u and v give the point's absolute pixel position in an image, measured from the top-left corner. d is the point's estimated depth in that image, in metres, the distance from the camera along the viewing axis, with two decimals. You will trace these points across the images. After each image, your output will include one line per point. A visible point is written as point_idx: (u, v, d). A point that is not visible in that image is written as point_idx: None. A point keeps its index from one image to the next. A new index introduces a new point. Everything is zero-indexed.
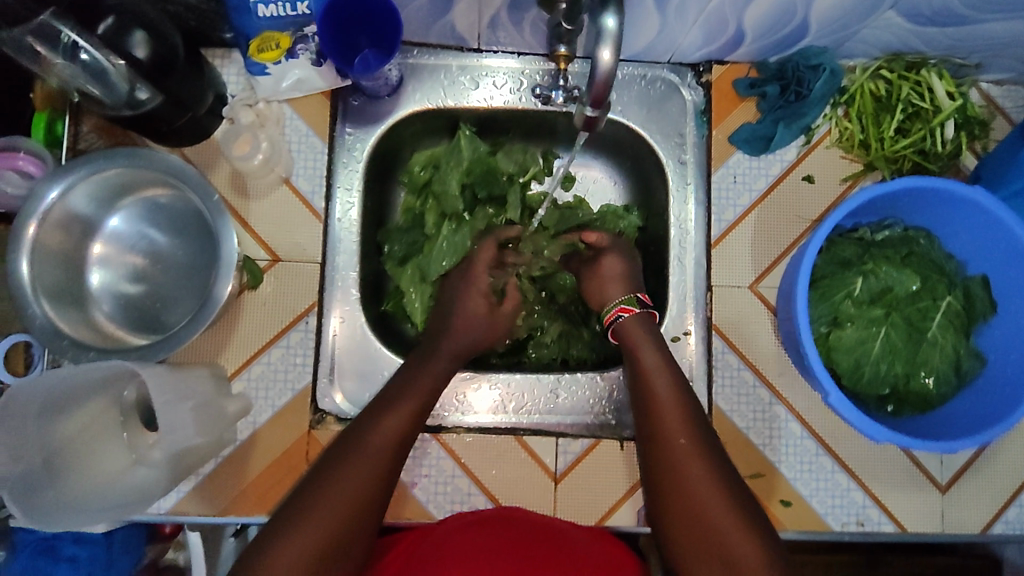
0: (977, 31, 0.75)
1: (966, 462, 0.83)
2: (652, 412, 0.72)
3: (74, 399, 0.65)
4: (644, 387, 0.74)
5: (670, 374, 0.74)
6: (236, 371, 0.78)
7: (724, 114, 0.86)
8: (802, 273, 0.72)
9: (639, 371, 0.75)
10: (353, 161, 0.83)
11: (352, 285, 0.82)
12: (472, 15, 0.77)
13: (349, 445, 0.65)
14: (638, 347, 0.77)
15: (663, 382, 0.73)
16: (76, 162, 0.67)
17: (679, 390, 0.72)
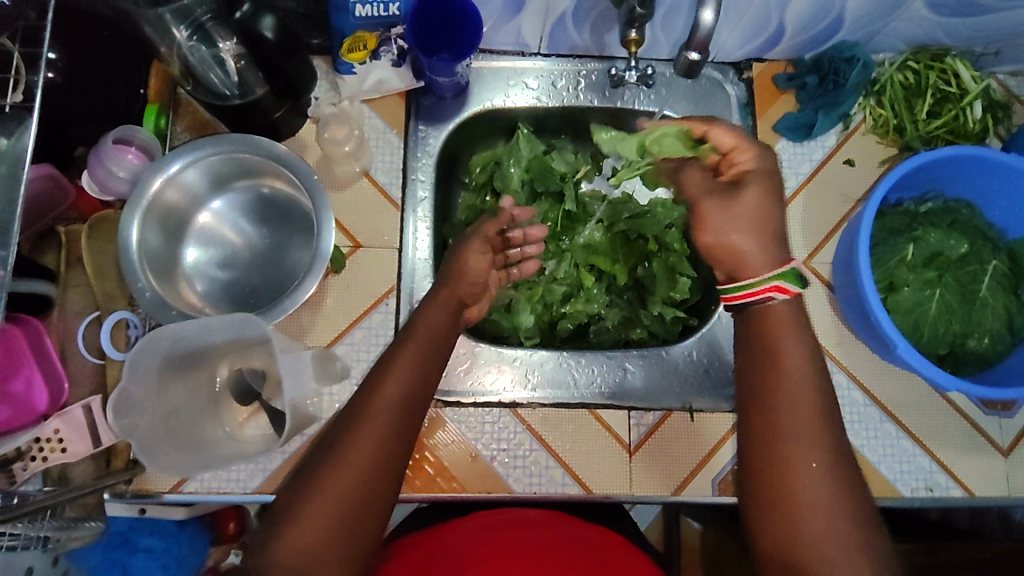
0: (993, 21, 0.83)
1: None
2: (775, 416, 0.57)
3: (193, 362, 0.70)
4: (769, 381, 0.59)
5: (806, 383, 0.58)
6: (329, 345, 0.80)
7: (766, 106, 0.93)
8: (863, 234, 0.77)
9: (772, 362, 0.59)
10: (428, 153, 0.88)
11: (422, 270, 0.83)
12: (538, 20, 0.85)
13: (348, 428, 0.60)
14: (777, 339, 0.60)
15: (802, 379, 0.58)
16: (185, 146, 0.72)
17: (819, 398, 0.58)
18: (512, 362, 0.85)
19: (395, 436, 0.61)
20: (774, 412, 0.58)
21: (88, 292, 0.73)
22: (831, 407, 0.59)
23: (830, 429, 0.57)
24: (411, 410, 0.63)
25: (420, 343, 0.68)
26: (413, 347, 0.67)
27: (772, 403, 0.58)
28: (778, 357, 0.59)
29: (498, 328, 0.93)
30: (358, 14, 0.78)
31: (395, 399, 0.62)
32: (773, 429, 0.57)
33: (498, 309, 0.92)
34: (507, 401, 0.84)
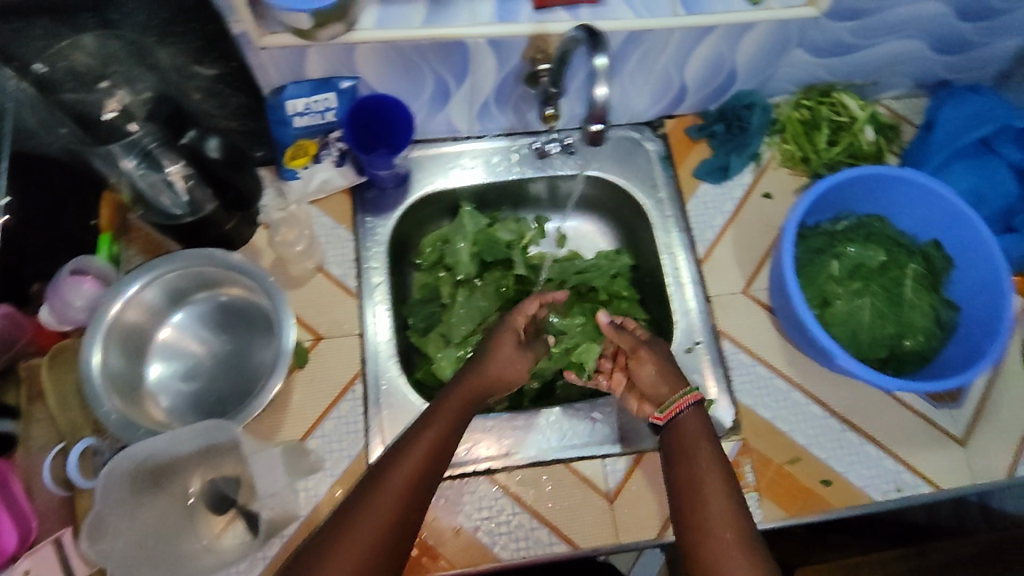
0: (866, 56, 0.95)
1: (972, 415, 0.90)
2: (695, 497, 0.67)
3: (168, 475, 0.71)
4: (686, 469, 0.70)
5: (716, 460, 0.69)
6: (306, 433, 0.80)
7: (683, 156, 1.02)
8: (788, 253, 0.83)
9: (691, 452, 0.71)
10: (378, 242, 0.92)
11: (387, 351, 0.86)
12: (465, 107, 0.92)
13: (349, 517, 0.61)
14: (690, 438, 0.73)
15: (708, 449, 0.71)
16: (140, 268, 0.75)
17: (725, 481, 0.68)
18: (499, 431, 0.87)
19: (402, 517, 0.61)
20: (692, 496, 0.67)
21: (52, 425, 0.73)
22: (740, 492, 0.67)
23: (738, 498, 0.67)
24: (418, 506, 0.63)
25: (434, 437, 0.68)
26: (426, 440, 0.67)
27: (693, 488, 0.68)
28: (690, 446, 0.72)
29: None
30: (297, 124, 0.84)
31: (406, 482, 0.63)
32: (696, 515, 0.66)
33: None
34: (506, 463, 0.85)
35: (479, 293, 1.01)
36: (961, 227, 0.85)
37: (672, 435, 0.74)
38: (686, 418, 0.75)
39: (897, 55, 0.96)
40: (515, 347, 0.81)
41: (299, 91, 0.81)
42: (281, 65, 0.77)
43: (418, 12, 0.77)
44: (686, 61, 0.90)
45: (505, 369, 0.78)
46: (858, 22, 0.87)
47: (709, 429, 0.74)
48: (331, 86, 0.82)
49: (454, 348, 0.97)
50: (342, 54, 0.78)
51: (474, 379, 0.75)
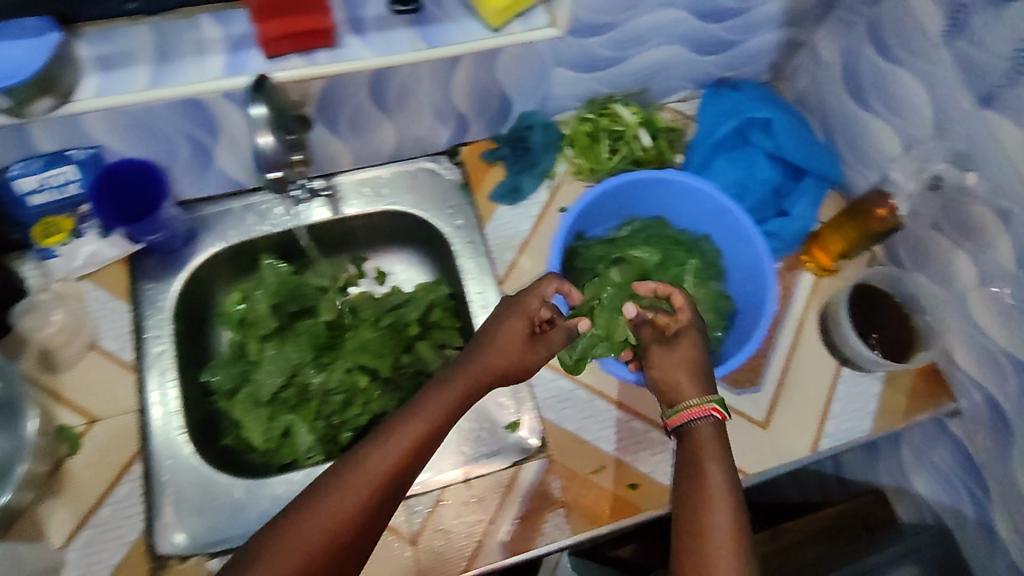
0: (630, 66, 0.97)
1: (772, 396, 0.94)
2: (700, 515, 0.66)
3: None
4: (696, 494, 0.67)
5: (729, 490, 0.67)
6: (76, 528, 0.79)
7: (480, 181, 1.02)
8: (553, 268, 0.85)
9: (698, 474, 0.68)
10: (160, 310, 0.91)
11: (175, 423, 0.86)
12: (235, 159, 0.89)
13: (315, 495, 0.66)
14: (705, 456, 0.70)
15: (717, 467, 0.69)
16: None
17: (733, 511, 0.66)
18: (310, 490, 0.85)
19: (383, 490, 0.67)
20: (698, 524, 0.65)
21: None
22: (746, 523, 0.66)
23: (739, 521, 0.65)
24: (390, 494, 0.67)
25: (420, 428, 0.70)
26: (413, 426, 0.70)
27: (700, 517, 0.65)
28: (701, 461, 0.70)
29: (280, 455, 0.95)
30: (34, 203, 0.81)
31: (394, 464, 0.67)
32: (701, 544, 0.64)
33: (274, 438, 0.95)
34: (481, 469, 0.87)
35: (292, 344, 0.99)
36: (724, 221, 0.89)
37: (688, 448, 0.72)
38: (699, 430, 0.72)
39: (664, 61, 0.99)
40: (525, 338, 0.77)
41: (28, 170, 0.78)
42: (4, 146, 0.75)
43: (141, 76, 0.75)
44: (449, 89, 0.90)
45: (518, 349, 0.77)
46: (606, 36, 0.89)
47: (723, 447, 0.71)
48: (67, 159, 0.79)
49: (265, 408, 0.96)
50: (68, 126, 0.74)
51: (474, 368, 0.75)
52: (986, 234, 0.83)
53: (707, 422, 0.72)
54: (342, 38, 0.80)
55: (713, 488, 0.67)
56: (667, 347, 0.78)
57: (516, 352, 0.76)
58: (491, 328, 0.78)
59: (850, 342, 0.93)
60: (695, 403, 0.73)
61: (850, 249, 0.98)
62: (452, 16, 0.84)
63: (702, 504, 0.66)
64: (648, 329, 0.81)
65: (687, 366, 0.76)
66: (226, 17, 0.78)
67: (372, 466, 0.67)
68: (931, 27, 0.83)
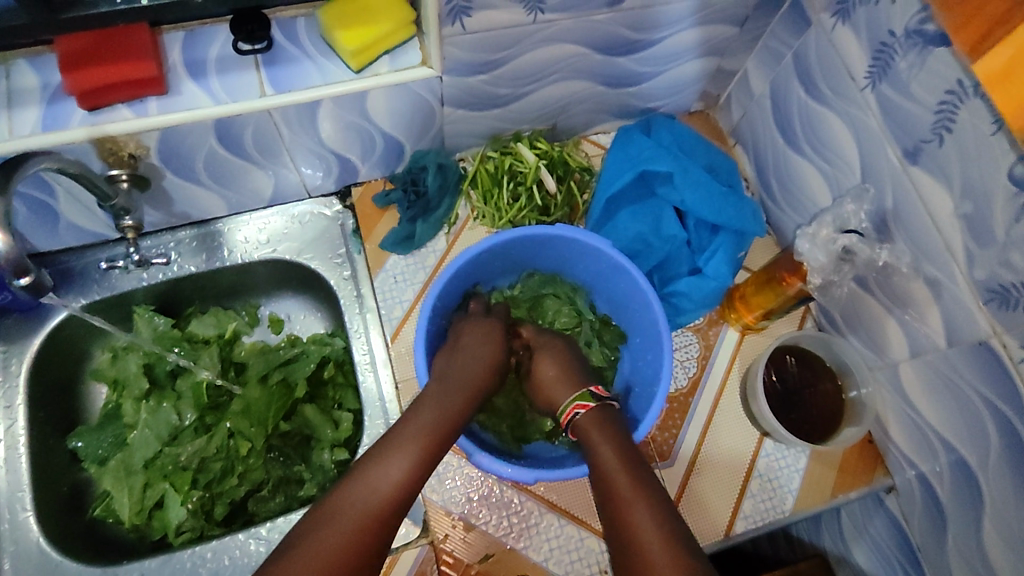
0: (534, 101, 0.88)
1: (687, 471, 0.85)
2: (615, 504, 0.61)
3: None
4: (603, 484, 0.63)
5: (629, 467, 0.63)
6: None
7: (371, 226, 0.93)
8: (421, 340, 0.77)
9: (598, 466, 0.65)
10: (11, 376, 0.83)
11: (22, 504, 0.80)
12: (82, 210, 0.81)
13: (330, 509, 0.60)
14: (596, 447, 0.66)
15: (612, 450, 0.65)
16: None
17: (643, 485, 0.61)
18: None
19: (400, 499, 0.62)
20: (617, 516, 0.60)
21: None
22: (660, 492, 0.61)
23: (656, 495, 0.61)
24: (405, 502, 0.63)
25: (424, 437, 0.66)
26: (417, 436, 0.66)
27: (618, 509, 0.61)
28: (597, 453, 0.66)
29: (152, 529, 0.86)
30: None
31: (399, 483, 0.63)
32: (628, 537, 0.59)
33: (145, 511, 0.85)
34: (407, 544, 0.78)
35: (172, 404, 0.90)
36: (618, 281, 0.81)
37: (584, 446, 0.68)
38: (583, 423, 0.69)
39: (571, 95, 0.90)
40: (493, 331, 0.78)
41: None
42: None
43: None
44: (316, 132, 0.81)
45: (487, 369, 0.75)
46: (493, 73, 0.80)
47: (611, 426, 0.68)
48: None
49: (138, 477, 0.86)
50: None
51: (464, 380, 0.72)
52: (916, 304, 0.73)
53: (586, 414, 0.70)
54: (177, 84, 0.72)
55: (615, 473, 0.63)
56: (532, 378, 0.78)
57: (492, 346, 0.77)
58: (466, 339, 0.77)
59: (766, 417, 0.83)
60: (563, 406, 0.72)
61: (772, 310, 0.86)
62: (307, 54, 0.75)
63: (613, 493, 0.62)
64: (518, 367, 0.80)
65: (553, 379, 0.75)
66: (44, 64, 0.70)
67: (388, 476, 0.63)
68: (855, 69, 0.74)
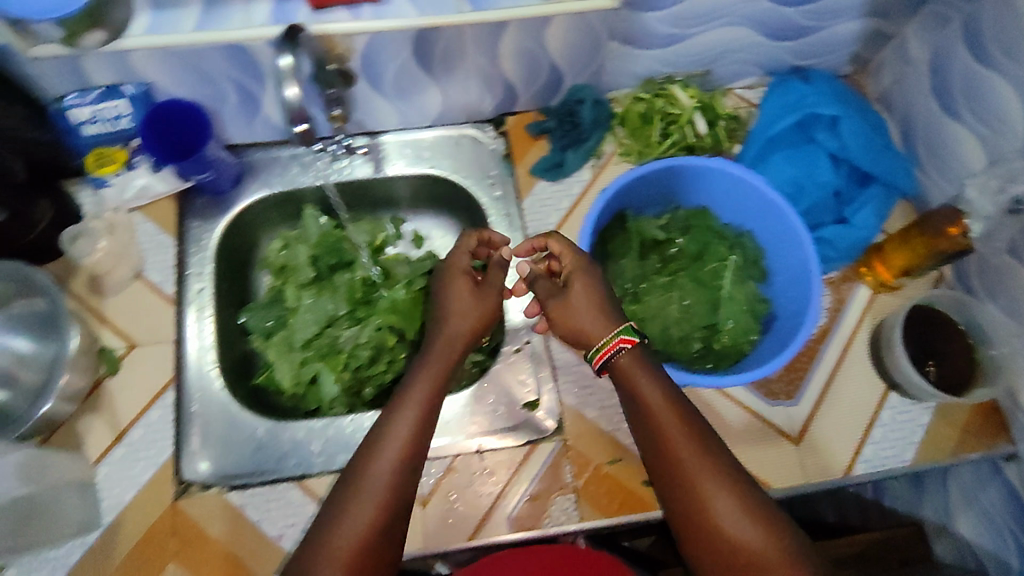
0: (696, 44, 0.92)
1: (811, 411, 0.89)
2: (661, 440, 0.67)
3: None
4: (652, 425, 0.68)
5: (676, 407, 0.68)
6: (101, 454, 0.82)
7: (523, 153, 1.00)
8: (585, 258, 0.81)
9: (639, 401, 0.69)
10: (203, 248, 0.93)
11: (209, 363, 0.88)
12: (281, 108, 0.90)
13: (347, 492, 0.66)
14: (636, 382, 0.70)
15: (651, 387, 0.69)
16: None
17: (687, 418, 0.67)
18: (325, 436, 0.85)
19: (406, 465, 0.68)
20: (670, 460, 0.66)
21: None
22: (707, 430, 0.67)
23: (699, 425, 0.67)
24: (414, 465, 0.68)
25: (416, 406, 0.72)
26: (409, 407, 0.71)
27: (663, 444, 0.67)
28: (635, 387, 0.70)
29: (308, 400, 0.97)
30: (86, 133, 0.83)
31: (398, 456, 0.67)
32: (677, 475, 0.65)
33: (304, 382, 0.96)
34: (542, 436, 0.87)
35: (328, 295, 1.00)
36: (773, 219, 0.83)
37: (620, 381, 0.71)
38: (621, 359, 0.71)
39: (729, 43, 0.93)
40: (474, 291, 0.82)
41: (81, 100, 0.80)
42: (64, 74, 0.78)
43: (190, 17, 0.76)
44: (494, 54, 0.87)
45: (475, 323, 0.81)
46: (665, 11, 0.84)
47: (653, 367, 0.71)
48: (119, 93, 0.81)
49: (297, 353, 0.97)
50: (123, 62, 0.77)
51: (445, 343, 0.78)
52: None
53: (627, 352, 0.72)
54: None
55: (659, 408, 0.68)
56: (563, 294, 0.79)
57: (474, 308, 0.81)
58: (442, 309, 0.82)
59: (900, 367, 0.85)
60: (605, 339, 0.73)
61: (914, 267, 0.90)
62: None
63: (659, 429, 0.67)
64: (544, 282, 0.82)
65: (587, 304, 0.75)
66: None
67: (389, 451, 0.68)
68: None
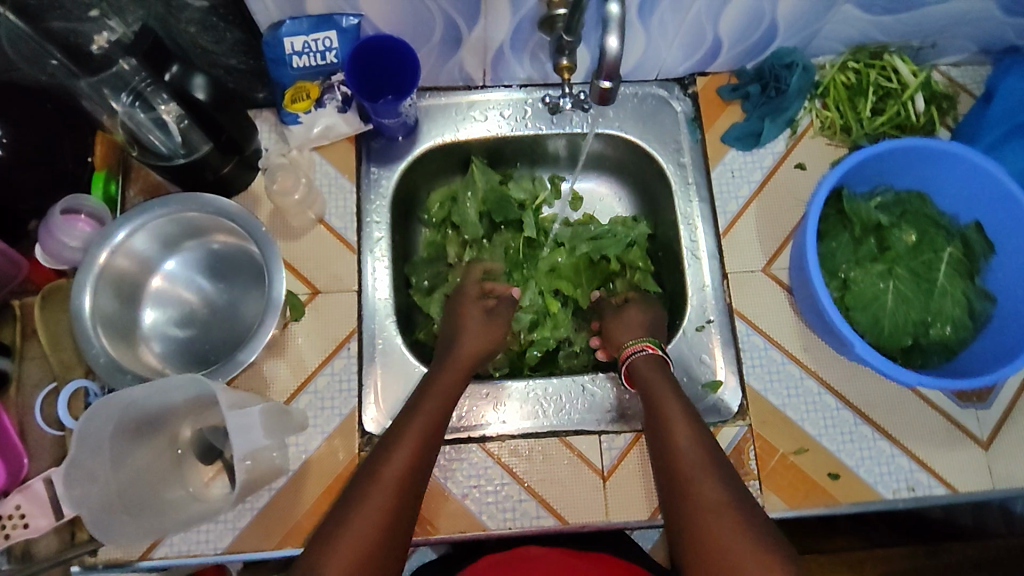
0: (926, 14, 0.84)
1: (1002, 416, 0.85)
2: (664, 427, 0.74)
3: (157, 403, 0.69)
4: (668, 444, 0.72)
5: (682, 403, 0.76)
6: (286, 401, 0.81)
7: (714, 118, 0.94)
8: (811, 242, 0.77)
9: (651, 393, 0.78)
10: (382, 195, 0.89)
11: (387, 310, 0.85)
12: (479, 52, 0.85)
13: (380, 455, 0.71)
14: (653, 379, 0.79)
15: (664, 386, 0.78)
16: (143, 206, 0.74)
17: (688, 414, 0.75)
18: (507, 398, 0.85)
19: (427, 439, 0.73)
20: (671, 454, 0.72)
21: (46, 363, 0.75)
22: (706, 436, 0.73)
23: (695, 420, 0.74)
24: (434, 443, 0.74)
25: (440, 395, 0.78)
26: (434, 396, 0.78)
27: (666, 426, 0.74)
28: (650, 383, 0.79)
29: None
30: (296, 65, 0.78)
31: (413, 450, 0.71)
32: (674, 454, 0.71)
33: None
34: (729, 419, 0.84)
35: (488, 255, 0.98)
36: (1009, 210, 0.78)
37: (641, 380, 0.80)
38: (641, 361, 0.81)
39: (962, 15, 0.84)
40: (483, 321, 0.88)
41: (297, 27, 0.76)
42: None
43: None
44: (721, 7, 0.80)
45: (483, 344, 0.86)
46: None
47: (666, 370, 0.80)
48: (332, 24, 0.76)
49: None
50: None
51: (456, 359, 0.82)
52: None
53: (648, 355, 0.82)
54: None
55: (667, 403, 0.76)
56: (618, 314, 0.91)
57: (480, 335, 0.86)
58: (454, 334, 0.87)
59: None
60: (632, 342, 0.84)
61: None
62: None
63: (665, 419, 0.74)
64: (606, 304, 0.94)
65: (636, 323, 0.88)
66: None
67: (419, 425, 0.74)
68: None
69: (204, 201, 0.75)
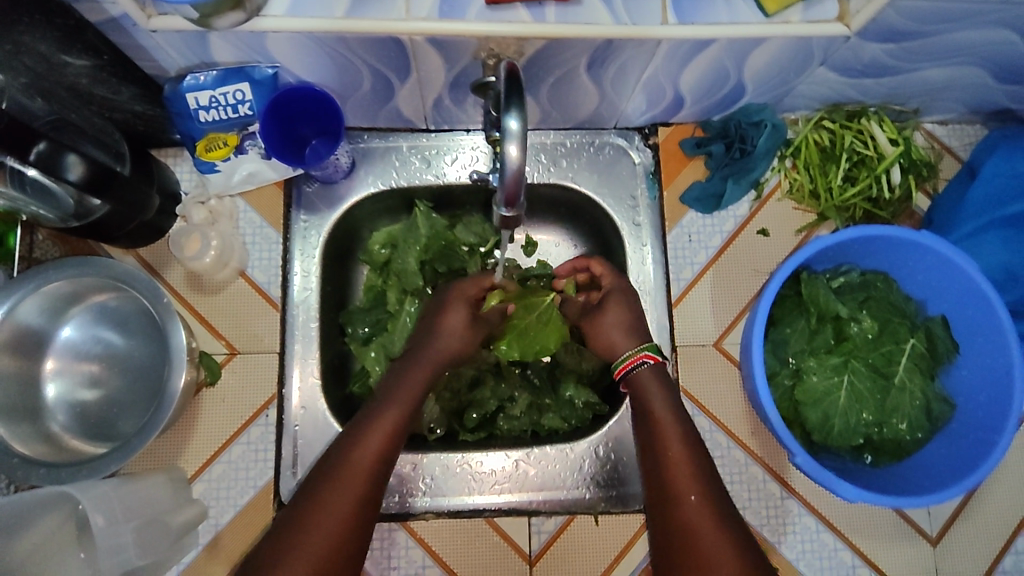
0: (910, 78, 0.76)
1: (955, 511, 0.82)
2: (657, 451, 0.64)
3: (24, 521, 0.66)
4: (665, 484, 0.62)
5: (680, 424, 0.66)
6: (196, 472, 0.77)
7: (674, 174, 0.87)
8: (758, 336, 0.73)
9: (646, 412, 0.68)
10: (309, 248, 0.82)
11: (312, 369, 0.80)
12: (416, 99, 0.76)
13: (330, 468, 0.61)
14: (650, 395, 0.69)
15: (663, 405, 0.68)
16: (26, 276, 0.69)
17: (687, 439, 0.65)
18: (437, 473, 0.82)
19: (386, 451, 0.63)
20: (662, 481, 0.62)
21: None
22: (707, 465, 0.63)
23: (693, 446, 0.65)
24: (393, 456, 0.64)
25: (402, 399, 0.68)
26: (396, 402, 0.68)
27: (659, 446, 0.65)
28: (646, 401, 0.69)
29: None
30: (202, 120, 0.73)
31: (384, 435, 0.64)
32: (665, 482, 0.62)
33: None
34: None
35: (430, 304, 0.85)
36: (980, 310, 0.72)
37: (635, 394, 0.71)
38: (643, 374, 0.71)
39: (949, 80, 0.76)
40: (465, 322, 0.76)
41: (200, 81, 0.69)
42: (183, 48, 0.64)
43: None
44: (681, 68, 0.71)
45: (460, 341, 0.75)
46: (900, 45, 0.68)
47: (669, 386, 0.70)
48: (243, 75, 0.69)
49: None
50: (250, 40, 0.63)
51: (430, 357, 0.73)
52: None
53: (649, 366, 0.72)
54: None
55: (663, 422, 0.66)
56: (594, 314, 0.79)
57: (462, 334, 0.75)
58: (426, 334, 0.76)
59: None
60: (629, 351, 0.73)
61: None
62: None
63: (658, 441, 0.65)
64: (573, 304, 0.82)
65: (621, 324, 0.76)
66: None
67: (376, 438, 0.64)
68: None
69: (101, 264, 0.70)
